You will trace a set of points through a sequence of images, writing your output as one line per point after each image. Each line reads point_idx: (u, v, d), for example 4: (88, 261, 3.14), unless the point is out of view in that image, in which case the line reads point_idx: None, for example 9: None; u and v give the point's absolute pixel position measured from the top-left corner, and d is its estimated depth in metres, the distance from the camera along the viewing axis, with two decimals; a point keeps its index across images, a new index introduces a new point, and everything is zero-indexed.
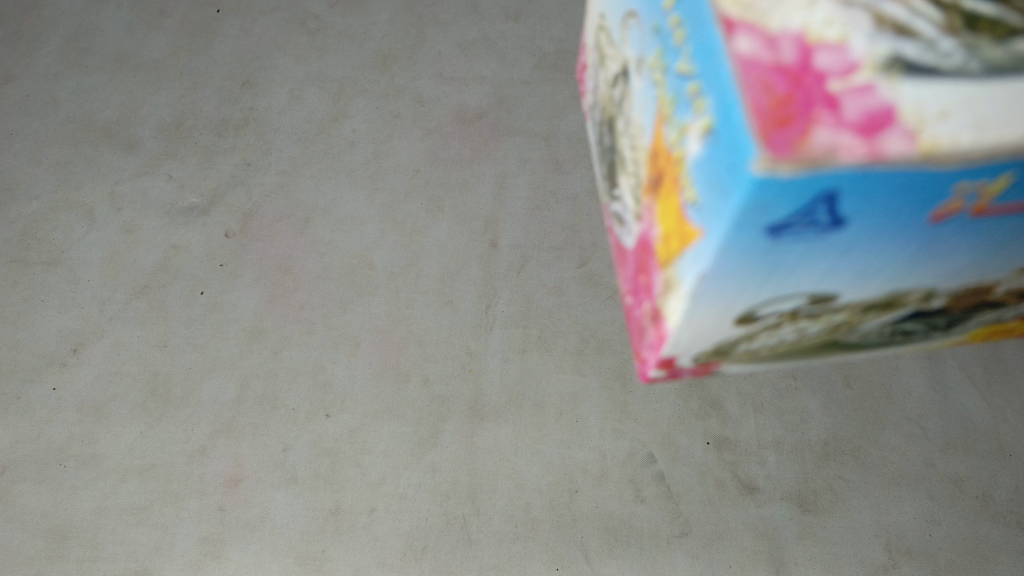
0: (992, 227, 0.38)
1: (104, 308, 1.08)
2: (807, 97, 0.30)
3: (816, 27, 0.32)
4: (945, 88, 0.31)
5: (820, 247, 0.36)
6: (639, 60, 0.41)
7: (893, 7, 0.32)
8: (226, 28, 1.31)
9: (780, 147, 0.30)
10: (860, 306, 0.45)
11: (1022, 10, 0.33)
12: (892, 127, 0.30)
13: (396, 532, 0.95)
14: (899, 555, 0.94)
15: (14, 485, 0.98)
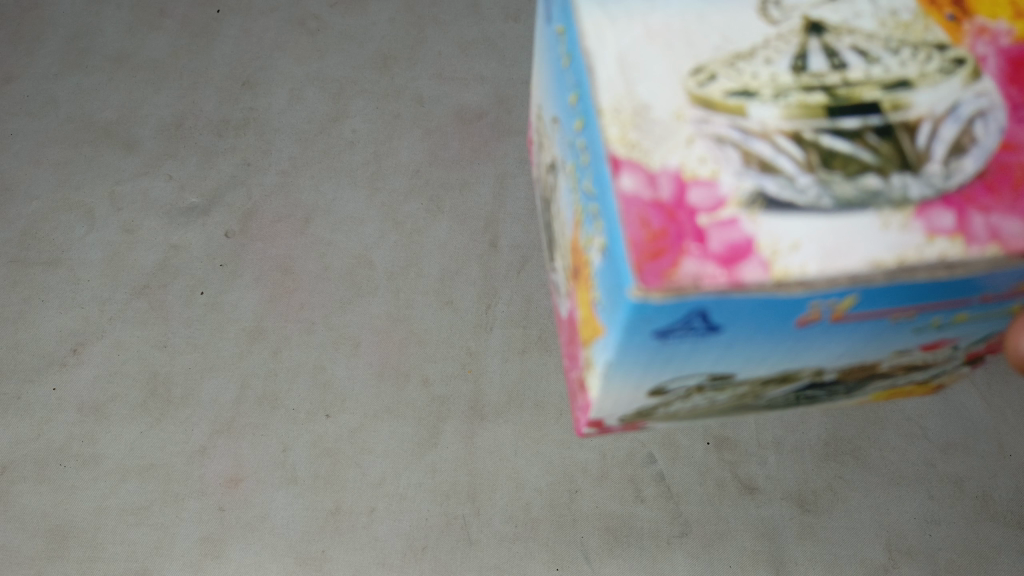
0: (850, 329, 0.59)
1: (105, 308, 1.08)
2: (679, 232, 0.51)
3: (693, 167, 0.53)
4: (797, 222, 0.52)
5: (704, 344, 0.58)
6: (561, 164, 0.65)
7: (761, 147, 0.53)
8: (226, 28, 1.31)
9: (652, 276, 0.50)
10: (757, 381, 0.68)
11: (872, 148, 0.54)
12: (749, 258, 0.51)
13: (395, 532, 0.94)
14: (899, 555, 0.94)
15: (14, 485, 0.98)
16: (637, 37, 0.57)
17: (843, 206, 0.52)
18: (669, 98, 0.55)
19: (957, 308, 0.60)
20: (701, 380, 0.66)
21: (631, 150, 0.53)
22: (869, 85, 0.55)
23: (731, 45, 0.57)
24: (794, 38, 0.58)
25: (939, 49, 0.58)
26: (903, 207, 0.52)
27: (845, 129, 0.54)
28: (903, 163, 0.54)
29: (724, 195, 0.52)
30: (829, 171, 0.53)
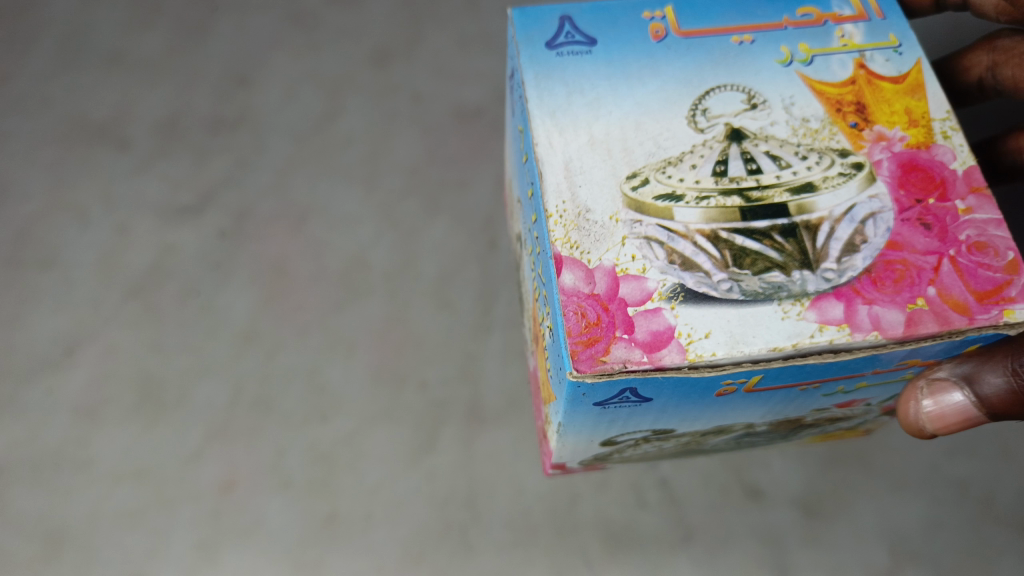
0: (765, 396, 0.66)
1: (99, 310, 1.07)
2: (610, 322, 0.59)
3: (625, 266, 0.61)
4: (710, 315, 0.59)
5: (640, 410, 0.65)
6: (530, 250, 0.74)
7: (682, 247, 0.61)
8: (221, 26, 1.29)
9: (585, 361, 0.58)
10: (699, 433, 0.75)
11: (777, 247, 0.61)
12: (668, 344, 0.58)
13: (393, 538, 0.93)
14: (904, 560, 0.92)
15: (9, 488, 0.96)
16: (580, 144, 0.65)
17: (752, 299, 0.59)
18: (604, 202, 0.63)
19: (864, 379, 0.66)
20: (646, 434, 0.73)
21: (574, 249, 0.61)
22: (779, 189, 0.63)
23: (661, 150, 0.65)
24: (716, 142, 0.65)
25: (844, 151, 0.65)
26: (802, 300, 0.59)
27: (755, 230, 0.62)
28: (803, 260, 0.61)
29: (650, 289, 0.60)
30: (739, 268, 0.61)
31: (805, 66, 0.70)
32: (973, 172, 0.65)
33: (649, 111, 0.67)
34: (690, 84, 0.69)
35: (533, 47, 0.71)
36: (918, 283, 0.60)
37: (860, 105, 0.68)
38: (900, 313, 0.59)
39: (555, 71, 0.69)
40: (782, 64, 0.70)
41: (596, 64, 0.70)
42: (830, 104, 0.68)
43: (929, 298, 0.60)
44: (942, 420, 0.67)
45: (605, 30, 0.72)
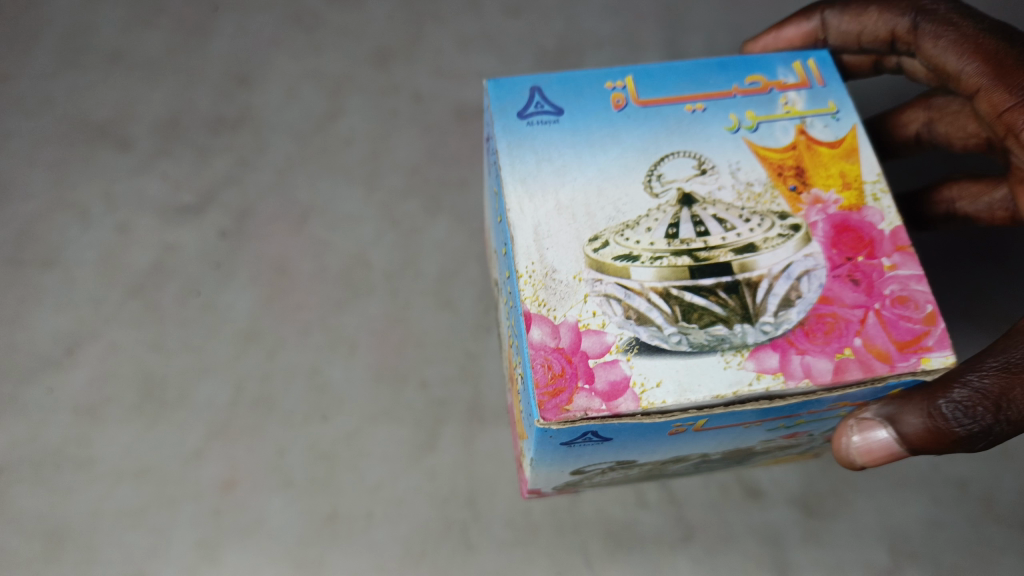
0: (714, 433, 0.73)
1: (100, 309, 1.07)
2: (574, 373, 0.66)
3: (587, 321, 0.68)
4: (661, 365, 0.66)
5: (602, 448, 0.72)
6: (505, 302, 0.81)
7: (637, 304, 0.69)
8: (222, 26, 1.29)
9: (552, 409, 0.65)
10: (659, 462, 0.80)
11: (721, 302, 0.69)
12: (624, 393, 0.65)
13: (393, 536, 0.93)
14: (904, 559, 0.92)
15: (11, 487, 0.96)
16: (548, 209, 0.72)
17: (699, 350, 0.67)
18: (570, 263, 0.70)
19: (806, 416, 0.72)
20: (611, 464, 0.78)
21: (541, 306, 0.68)
22: (724, 249, 0.71)
23: (619, 212, 0.72)
24: (669, 206, 0.73)
25: (783, 215, 0.73)
26: (743, 351, 0.67)
27: (703, 287, 0.69)
28: (743, 314, 0.68)
29: (609, 342, 0.67)
30: (688, 322, 0.68)
31: (750, 133, 0.78)
32: (898, 232, 0.73)
33: (609, 175, 0.74)
34: (647, 151, 0.76)
35: (506, 114, 0.77)
36: (845, 335, 0.68)
37: (799, 170, 0.76)
38: (829, 362, 0.67)
39: (525, 137, 0.75)
40: (731, 130, 0.78)
41: (561, 130, 0.76)
42: (772, 168, 0.76)
43: (855, 348, 0.68)
44: (870, 454, 0.70)
45: (571, 97, 0.78)
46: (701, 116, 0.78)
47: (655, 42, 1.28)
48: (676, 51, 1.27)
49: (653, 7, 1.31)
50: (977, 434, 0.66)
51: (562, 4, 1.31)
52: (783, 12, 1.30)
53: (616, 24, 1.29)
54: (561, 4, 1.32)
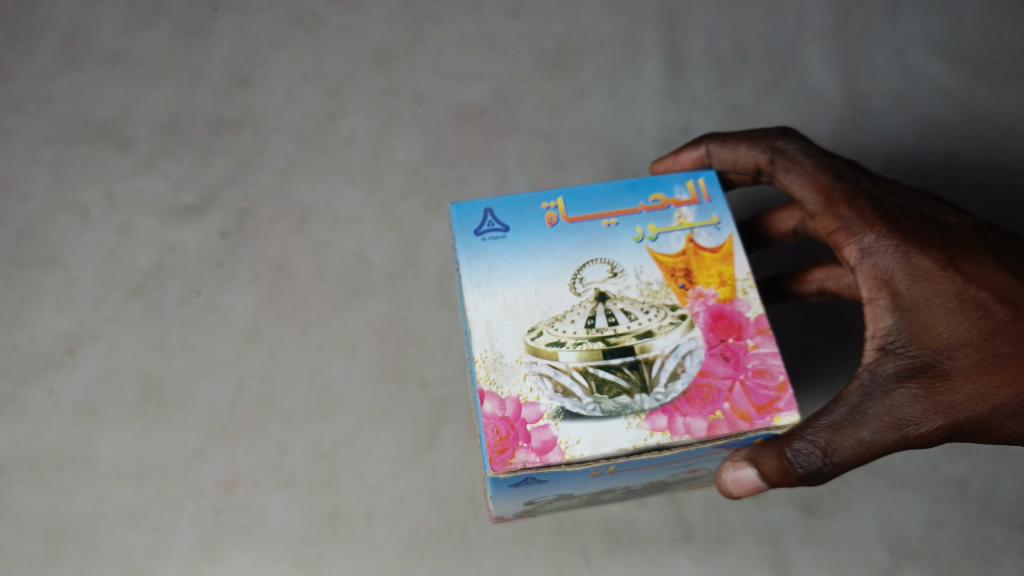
0: (637, 470, 0.76)
1: (101, 309, 1.07)
2: (516, 435, 0.70)
3: (526, 393, 0.72)
4: (580, 426, 0.70)
5: (542, 486, 0.76)
6: (473, 381, 0.85)
7: (563, 378, 0.73)
8: (223, 26, 1.29)
9: (500, 463, 0.69)
10: (599, 492, 0.83)
11: (629, 375, 0.73)
12: (553, 449, 0.70)
13: (394, 535, 0.93)
14: (903, 559, 0.92)
15: (12, 486, 0.96)
16: (497, 308, 0.76)
17: (608, 416, 0.71)
18: (514, 348, 0.74)
19: (695, 458, 0.76)
20: (555, 495, 0.81)
21: (492, 384, 0.73)
22: (629, 334, 0.75)
23: (551, 307, 0.76)
24: (587, 303, 0.76)
25: (676, 308, 0.77)
26: (641, 415, 0.71)
27: (613, 365, 0.73)
28: (641, 385, 0.72)
29: (542, 410, 0.71)
30: (601, 395, 0.72)
31: (653, 242, 0.80)
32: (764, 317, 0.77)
33: (547, 281, 0.77)
34: (572, 260, 0.79)
35: (462, 232, 0.80)
36: (719, 398, 0.72)
37: (688, 272, 0.79)
38: (702, 421, 0.71)
39: (480, 251, 0.78)
40: (635, 242, 0.81)
41: (510, 244, 0.79)
42: (666, 272, 0.79)
43: (725, 410, 0.72)
44: (742, 487, 0.75)
45: (516, 216, 0.81)
46: (616, 231, 0.81)
47: (654, 42, 1.28)
48: (676, 52, 1.27)
49: (653, 7, 1.31)
50: (818, 476, 0.72)
51: (562, 4, 1.32)
52: (782, 12, 1.31)
53: (616, 24, 1.30)
54: (561, 3, 1.32)
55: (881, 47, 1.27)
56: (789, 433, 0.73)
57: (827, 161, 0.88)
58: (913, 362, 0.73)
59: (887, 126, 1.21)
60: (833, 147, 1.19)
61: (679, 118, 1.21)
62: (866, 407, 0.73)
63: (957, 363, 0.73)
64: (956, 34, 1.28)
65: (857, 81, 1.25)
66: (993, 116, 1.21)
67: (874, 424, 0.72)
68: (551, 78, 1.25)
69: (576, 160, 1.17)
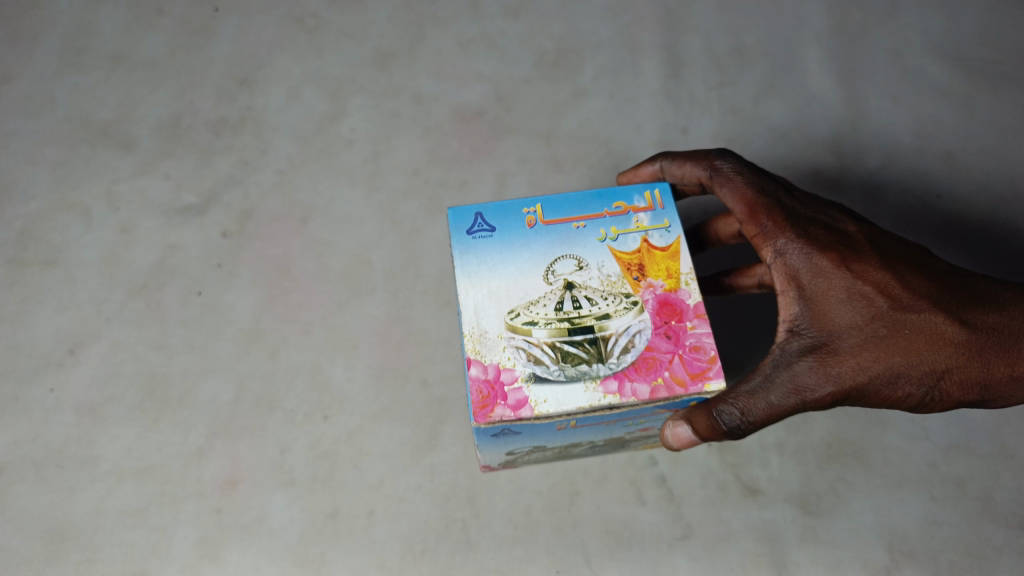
0: (603, 424, 0.79)
1: (102, 308, 1.07)
2: (496, 393, 0.74)
3: (505, 361, 0.76)
4: (548, 388, 0.74)
5: (520, 438, 0.79)
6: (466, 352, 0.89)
7: (536, 349, 0.76)
8: (224, 27, 1.30)
9: (482, 416, 0.73)
10: (574, 445, 0.86)
11: (590, 348, 0.77)
12: (526, 406, 0.74)
13: (395, 534, 0.93)
14: (902, 558, 0.93)
15: (13, 485, 0.97)
16: (484, 293, 0.79)
17: (570, 380, 0.75)
18: (496, 323, 0.77)
19: (643, 417, 0.80)
20: (534, 446, 0.84)
21: (476, 351, 0.76)
22: (590, 315, 0.78)
23: (528, 293, 0.79)
24: (557, 290, 0.80)
25: (629, 294, 0.80)
26: (595, 380, 0.75)
27: (575, 339, 0.77)
28: (597, 356, 0.76)
29: (517, 374, 0.75)
30: (566, 364, 0.76)
31: (613, 241, 0.83)
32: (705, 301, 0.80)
33: (526, 272, 0.80)
34: (546, 256, 0.82)
35: (455, 231, 0.82)
36: (662, 366, 0.76)
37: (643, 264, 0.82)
38: (646, 385, 0.75)
39: (470, 249, 0.81)
40: (599, 240, 0.83)
41: (496, 241, 0.82)
42: (623, 264, 0.82)
43: (666, 377, 0.76)
44: (679, 441, 0.79)
45: (504, 216, 0.83)
46: (584, 234, 0.83)
47: (654, 43, 1.28)
48: (675, 53, 1.27)
49: (653, 8, 1.32)
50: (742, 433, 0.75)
51: (562, 5, 1.32)
52: (782, 13, 1.31)
53: (616, 25, 1.30)
54: (561, 4, 1.32)
55: (880, 47, 1.28)
56: (716, 394, 0.76)
57: (754, 174, 0.87)
58: (813, 343, 0.77)
59: (885, 127, 1.21)
60: (832, 148, 1.19)
61: (678, 118, 1.22)
62: (768, 374, 0.77)
63: (846, 346, 0.76)
64: (954, 34, 1.29)
65: (856, 81, 1.25)
66: (992, 116, 1.21)
67: (776, 390, 0.76)
68: (551, 78, 1.25)
69: (576, 161, 1.18)
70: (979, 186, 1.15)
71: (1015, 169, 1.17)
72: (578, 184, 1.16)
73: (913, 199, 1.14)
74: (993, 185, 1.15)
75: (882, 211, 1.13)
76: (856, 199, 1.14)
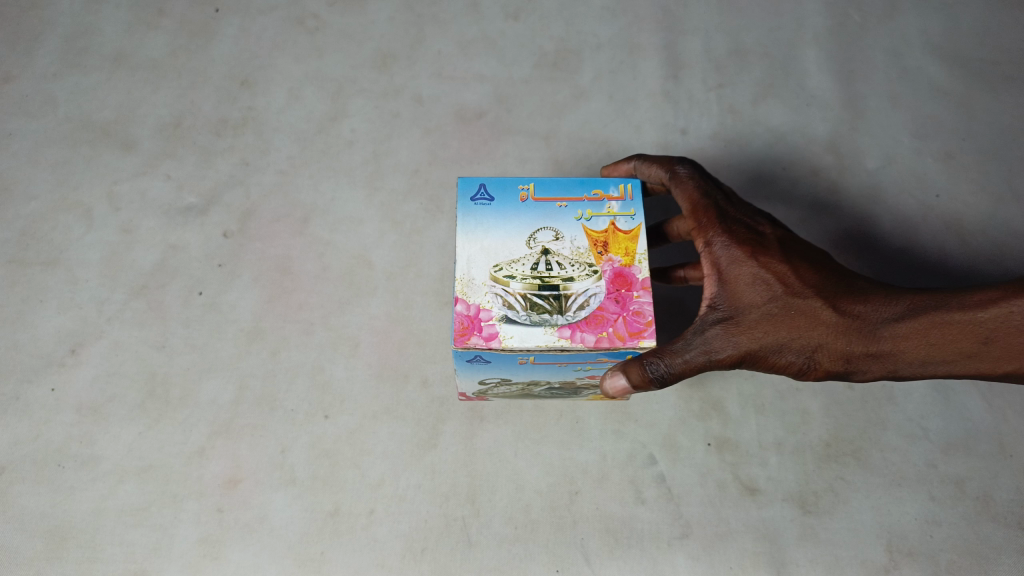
0: (559, 364, 0.83)
1: (104, 308, 1.08)
2: (475, 325, 0.80)
3: (484, 301, 0.81)
4: (515, 327, 0.80)
5: (489, 368, 0.85)
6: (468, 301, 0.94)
7: (511, 297, 0.81)
8: (224, 28, 1.30)
9: (460, 341, 0.79)
10: (537, 383, 0.90)
11: (557, 304, 0.82)
12: (495, 339, 0.79)
13: (395, 533, 0.94)
14: (900, 557, 0.93)
15: (14, 485, 0.97)
16: (476, 248, 0.84)
17: (533, 323, 0.80)
18: (482, 271, 0.83)
19: (590, 365, 0.84)
20: (501, 377, 0.88)
21: (462, 288, 0.82)
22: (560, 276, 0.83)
23: (513, 252, 0.84)
24: (536, 253, 0.85)
25: (592, 263, 0.84)
26: (554, 326, 0.80)
27: (546, 293, 0.82)
28: (557, 308, 0.81)
29: (491, 313, 0.80)
30: (536, 312, 0.81)
31: (588, 217, 0.87)
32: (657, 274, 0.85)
33: (514, 236, 0.85)
34: (533, 223, 0.86)
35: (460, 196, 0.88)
36: (609, 320, 0.81)
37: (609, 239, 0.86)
38: (593, 336, 0.80)
39: (470, 212, 0.86)
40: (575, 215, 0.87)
41: (493, 208, 0.87)
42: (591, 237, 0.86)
43: (611, 332, 0.80)
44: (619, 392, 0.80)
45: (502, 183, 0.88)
46: (564, 213, 0.87)
47: (653, 44, 1.29)
48: (674, 53, 1.28)
49: (652, 9, 1.32)
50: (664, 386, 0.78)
51: (562, 6, 1.33)
52: (781, 14, 1.31)
53: (616, 26, 1.31)
54: (561, 5, 1.33)
55: (879, 48, 1.28)
56: (648, 351, 0.79)
57: (705, 180, 0.91)
58: (727, 315, 0.80)
59: (884, 127, 1.22)
60: (830, 148, 1.20)
61: (678, 119, 1.22)
62: (684, 336, 0.80)
63: (747, 320, 0.80)
64: (953, 35, 1.29)
65: (855, 81, 1.25)
66: (991, 116, 1.22)
67: (688, 349, 0.78)
68: (551, 79, 1.26)
69: (576, 161, 1.18)
70: (976, 187, 1.16)
71: (1013, 169, 1.17)
72: None
73: (909, 200, 1.15)
74: (991, 186, 1.16)
75: (879, 212, 1.14)
76: (853, 199, 1.15)
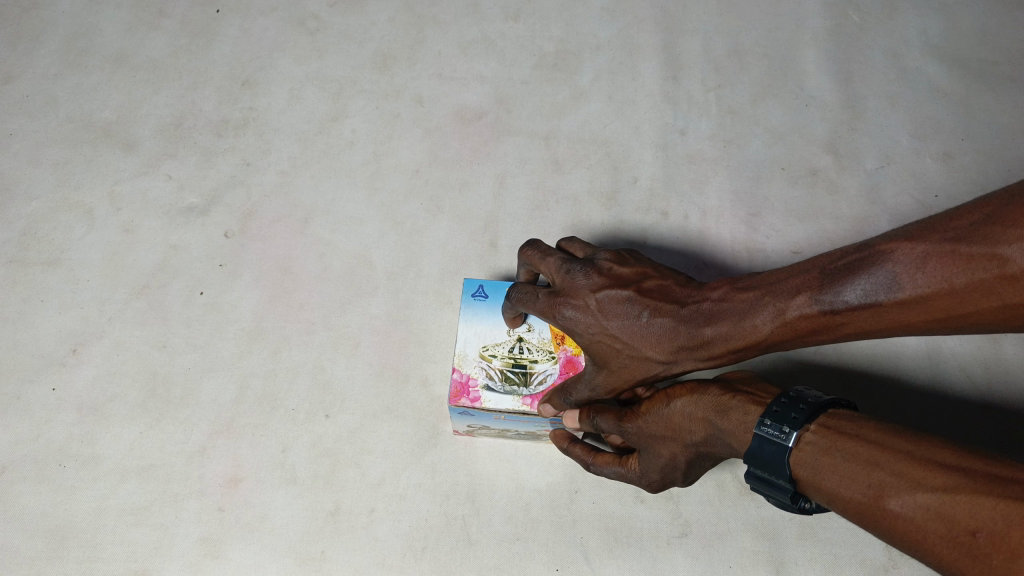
0: (525, 420, 0.88)
1: (105, 308, 1.08)
2: (464, 387, 0.86)
3: (473, 372, 0.87)
4: (495, 395, 0.86)
5: (478, 421, 0.90)
6: None
7: (492, 372, 0.87)
8: (225, 29, 1.31)
9: (455, 399, 0.86)
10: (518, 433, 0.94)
11: (524, 380, 0.87)
12: (474, 401, 0.86)
13: (395, 532, 0.94)
14: (899, 556, 0.93)
15: (14, 485, 0.97)
16: (472, 332, 0.89)
17: (505, 392, 0.86)
18: (473, 347, 0.88)
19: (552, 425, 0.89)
20: (484, 425, 0.92)
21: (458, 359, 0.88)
22: (528, 358, 0.88)
23: (497, 335, 0.89)
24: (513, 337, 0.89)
25: (552, 349, 0.89)
26: (518, 395, 0.86)
27: (517, 370, 0.87)
28: (521, 382, 0.86)
29: (474, 382, 0.87)
30: (509, 383, 0.86)
31: None
32: None
33: (498, 322, 0.90)
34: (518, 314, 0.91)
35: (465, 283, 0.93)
36: None
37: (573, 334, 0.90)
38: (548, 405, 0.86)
39: (471, 302, 0.91)
40: None
41: (481, 298, 0.92)
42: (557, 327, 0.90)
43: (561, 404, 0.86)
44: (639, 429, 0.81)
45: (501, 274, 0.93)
46: None
47: (652, 44, 1.29)
48: (674, 54, 1.28)
49: (652, 10, 1.33)
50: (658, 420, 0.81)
51: (562, 6, 1.34)
52: (779, 15, 1.32)
53: (616, 26, 1.31)
54: (560, 6, 1.34)
55: (878, 48, 1.29)
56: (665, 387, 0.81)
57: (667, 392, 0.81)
58: (671, 352, 0.77)
59: (884, 128, 1.22)
60: (829, 148, 1.20)
61: (677, 119, 1.22)
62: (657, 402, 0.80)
63: (660, 354, 0.77)
64: (952, 36, 1.30)
65: (854, 81, 1.26)
66: (991, 116, 1.22)
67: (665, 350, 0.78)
68: (552, 79, 1.26)
69: (576, 161, 1.19)
70: (977, 185, 1.15)
71: (1013, 170, 1.16)
72: (578, 184, 1.17)
73: (909, 199, 1.15)
74: (991, 185, 1.15)
75: (878, 212, 1.14)
76: (853, 199, 1.15)
